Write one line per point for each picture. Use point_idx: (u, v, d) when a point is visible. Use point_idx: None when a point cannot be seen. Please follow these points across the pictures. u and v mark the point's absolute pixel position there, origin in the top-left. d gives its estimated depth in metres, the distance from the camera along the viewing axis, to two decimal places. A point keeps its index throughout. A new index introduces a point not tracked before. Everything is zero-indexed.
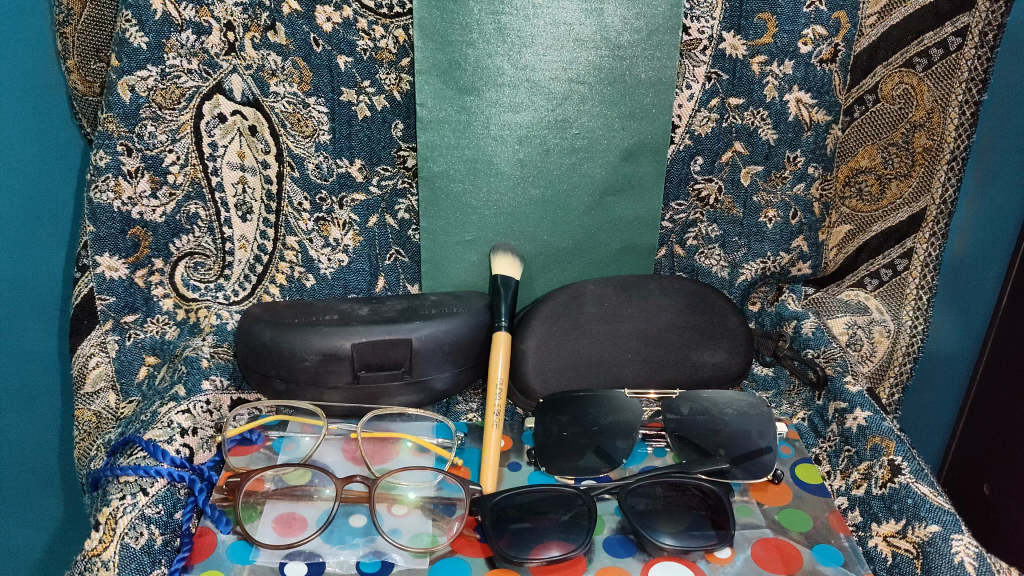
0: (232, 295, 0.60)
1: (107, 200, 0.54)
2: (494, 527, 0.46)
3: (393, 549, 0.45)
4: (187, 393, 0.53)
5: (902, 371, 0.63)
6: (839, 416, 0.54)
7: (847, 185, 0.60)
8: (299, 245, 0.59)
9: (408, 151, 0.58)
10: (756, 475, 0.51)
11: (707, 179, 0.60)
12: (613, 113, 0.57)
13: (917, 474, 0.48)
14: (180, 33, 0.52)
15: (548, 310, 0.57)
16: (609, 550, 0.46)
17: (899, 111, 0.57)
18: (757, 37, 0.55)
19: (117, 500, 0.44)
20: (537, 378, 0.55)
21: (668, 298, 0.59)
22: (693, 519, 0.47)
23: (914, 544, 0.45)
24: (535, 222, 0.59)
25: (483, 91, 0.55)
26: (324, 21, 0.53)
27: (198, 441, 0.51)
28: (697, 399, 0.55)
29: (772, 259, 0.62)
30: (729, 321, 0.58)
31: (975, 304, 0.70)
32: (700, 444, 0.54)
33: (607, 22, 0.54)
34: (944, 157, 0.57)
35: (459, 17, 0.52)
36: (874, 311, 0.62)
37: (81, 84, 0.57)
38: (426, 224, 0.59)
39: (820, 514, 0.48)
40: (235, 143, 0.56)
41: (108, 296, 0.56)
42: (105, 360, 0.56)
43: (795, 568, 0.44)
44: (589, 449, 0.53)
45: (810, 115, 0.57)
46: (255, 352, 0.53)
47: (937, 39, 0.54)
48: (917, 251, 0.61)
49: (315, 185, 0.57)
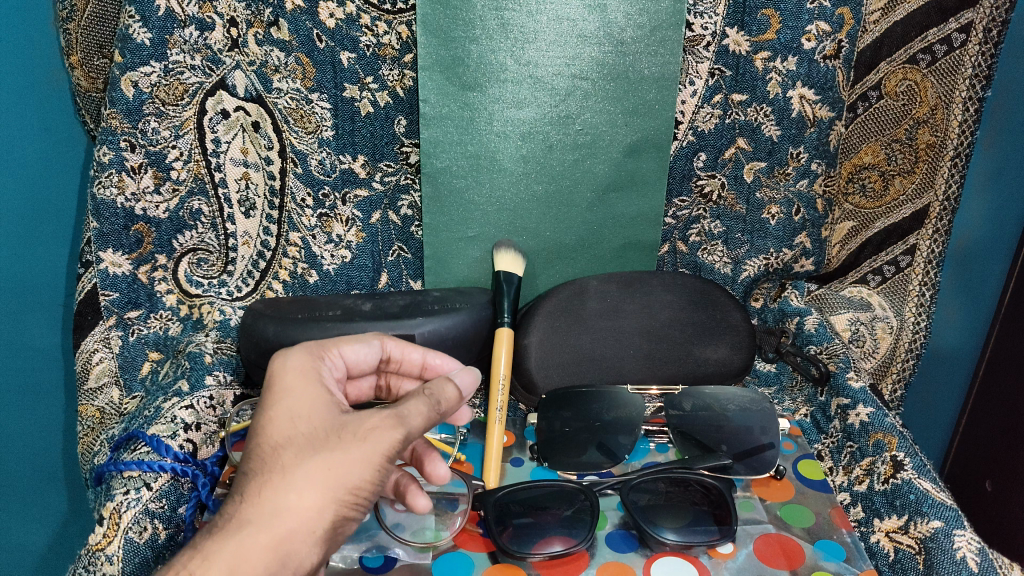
0: (235, 291, 0.60)
1: (111, 195, 0.54)
2: (497, 522, 0.47)
3: (396, 543, 0.46)
4: (190, 388, 0.52)
5: (905, 367, 0.63)
6: (842, 412, 0.54)
7: (850, 182, 0.60)
8: (302, 241, 0.59)
9: (410, 147, 0.58)
10: (758, 471, 0.52)
11: (710, 175, 0.60)
12: (617, 109, 0.56)
13: (920, 470, 0.47)
14: (183, 29, 0.52)
15: (551, 305, 0.57)
16: (611, 545, 0.47)
17: (902, 107, 0.57)
18: (761, 33, 0.55)
19: (121, 495, 0.44)
20: (540, 373, 0.55)
21: (670, 294, 0.58)
22: (695, 515, 0.48)
23: (916, 540, 0.45)
24: (538, 217, 0.59)
25: (486, 86, 0.55)
26: (327, 17, 0.53)
27: (201, 436, 0.50)
28: (699, 395, 0.56)
29: (775, 256, 0.62)
30: (732, 316, 0.58)
31: (980, 300, 0.70)
32: (702, 440, 0.55)
33: (610, 18, 0.54)
34: (948, 153, 0.57)
35: (462, 12, 0.53)
36: (877, 308, 0.62)
37: (84, 80, 0.57)
38: (429, 220, 0.59)
39: (822, 509, 0.49)
40: (238, 139, 0.56)
41: (111, 292, 0.56)
42: (109, 355, 0.56)
43: (798, 564, 0.44)
44: (591, 445, 0.54)
45: (814, 111, 0.57)
46: (262, 349, 0.53)
47: (941, 36, 0.54)
48: (920, 248, 0.60)
49: (318, 181, 0.58)
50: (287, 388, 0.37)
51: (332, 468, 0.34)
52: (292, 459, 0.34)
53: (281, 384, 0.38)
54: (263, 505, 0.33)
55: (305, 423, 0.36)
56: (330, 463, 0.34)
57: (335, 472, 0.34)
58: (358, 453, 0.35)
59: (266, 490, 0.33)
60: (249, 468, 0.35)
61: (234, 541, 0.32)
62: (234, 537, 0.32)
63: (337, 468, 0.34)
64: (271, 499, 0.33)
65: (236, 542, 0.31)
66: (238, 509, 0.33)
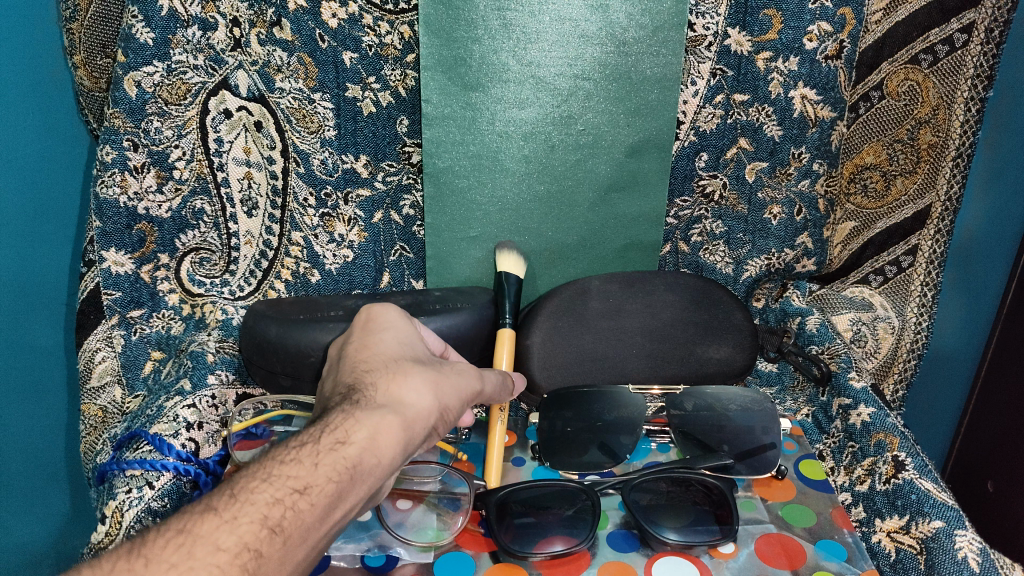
0: (237, 290, 0.60)
1: (113, 195, 0.54)
2: (499, 522, 0.47)
3: (397, 543, 0.46)
4: (193, 387, 0.52)
5: (906, 367, 0.63)
6: (842, 412, 0.55)
7: (853, 182, 0.60)
8: (304, 241, 0.60)
9: (413, 147, 0.58)
10: (761, 471, 0.52)
11: (712, 175, 0.60)
12: (619, 109, 0.56)
13: (921, 470, 0.48)
14: (186, 29, 0.52)
15: (552, 304, 0.57)
16: (612, 544, 0.47)
17: (904, 107, 0.57)
18: (763, 32, 0.55)
19: (123, 493, 0.44)
20: (542, 373, 0.55)
21: (673, 294, 0.58)
22: (697, 515, 0.48)
23: (917, 540, 0.45)
24: (540, 218, 0.59)
25: (489, 86, 0.55)
26: (330, 17, 0.53)
27: (203, 435, 0.50)
28: (701, 395, 0.56)
29: (777, 256, 0.62)
30: (734, 316, 0.58)
31: (981, 300, 0.69)
32: (704, 440, 0.55)
33: (613, 19, 0.54)
34: (950, 153, 0.57)
35: (465, 13, 0.53)
36: (878, 308, 0.62)
37: (87, 80, 0.57)
38: (430, 220, 0.59)
39: (823, 510, 0.49)
40: (241, 138, 0.56)
41: (114, 291, 0.56)
42: (111, 355, 0.57)
43: (800, 563, 0.45)
44: (593, 444, 0.55)
45: (816, 112, 0.57)
46: (291, 359, 0.52)
47: (943, 35, 0.54)
48: (922, 248, 0.60)
49: (320, 180, 0.58)
50: (398, 329, 0.42)
51: (441, 382, 0.39)
52: (410, 368, 0.38)
53: (382, 319, 0.43)
54: (391, 395, 0.37)
55: (411, 350, 0.41)
56: (440, 380, 0.39)
57: (442, 387, 0.39)
58: (460, 384, 0.40)
59: (393, 385, 0.37)
60: (368, 366, 0.39)
61: (374, 415, 0.35)
62: (375, 412, 0.35)
63: (443, 386, 0.39)
64: (396, 391, 0.37)
65: (378, 417, 0.35)
66: (369, 393, 0.36)
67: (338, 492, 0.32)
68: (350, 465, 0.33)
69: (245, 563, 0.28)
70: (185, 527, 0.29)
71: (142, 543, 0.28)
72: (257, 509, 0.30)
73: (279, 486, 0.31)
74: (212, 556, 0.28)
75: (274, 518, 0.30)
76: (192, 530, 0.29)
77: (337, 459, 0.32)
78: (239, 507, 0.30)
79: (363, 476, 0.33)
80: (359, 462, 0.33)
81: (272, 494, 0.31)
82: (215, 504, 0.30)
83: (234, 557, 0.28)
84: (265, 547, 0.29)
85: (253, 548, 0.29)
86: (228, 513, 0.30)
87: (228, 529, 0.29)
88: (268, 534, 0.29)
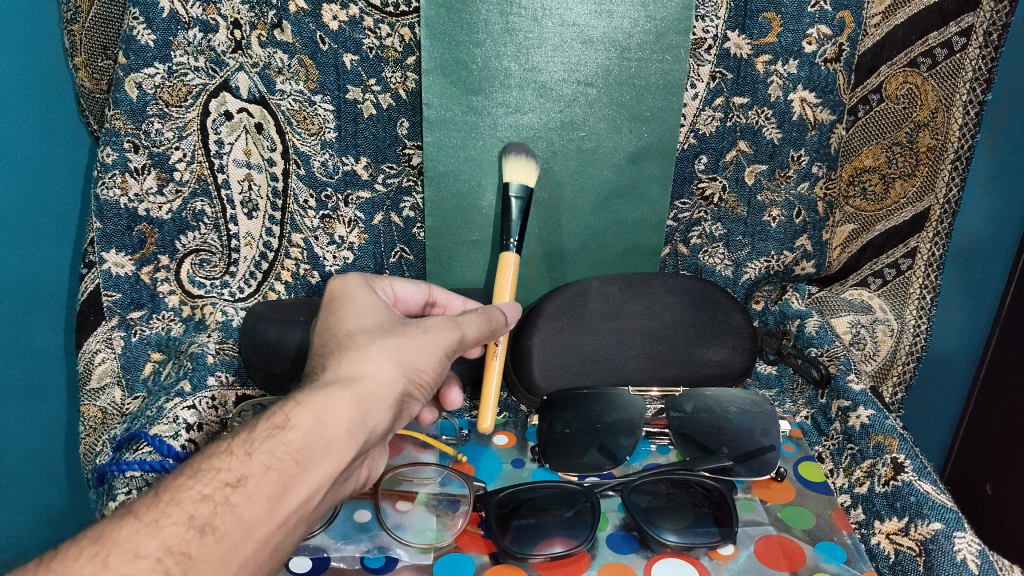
0: (237, 292, 0.60)
1: (114, 196, 0.54)
2: (499, 523, 0.47)
3: (396, 544, 0.46)
4: (192, 388, 0.53)
5: (904, 371, 0.64)
6: (842, 414, 0.55)
7: (852, 184, 0.61)
8: (304, 242, 0.60)
9: (412, 150, 0.59)
10: (761, 473, 0.52)
11: (710, 178, 0.61)
12: (620, 114, 0.57)
13: (920, 472, 0.48)
14: (187, 32, 0.52)
15: (552, 306, 0.55)
16: (612, 546, 0.47)
17: (903, 110, 0.57)
18: (762, 36, 0.55)
19: (123, 494, 0.45)
20: (542, 373, 0.55)
21: (673, 296, 0.56)
22: (697, 516, 0.48)
23: (916, 542, 0.45)
24: (540, 221, 0.59)
25: (490, 91, 0.55)
26: (330, 20, 0.53)
27: (203, 436, 0.51)
28: (700, 398, 0.56)
29: (776, 258, 0.63)
30: (734, 318, 0.56)
31: (981, 302, 0.70)
32: (703, 442, 0.56)
33: (615, 23, 0.54)
34: (948, 157, 0.57)
35: (467, 16, 0.53)
36: (877, 310, 0.62)
37: (88, 82, 0.57)
38: (430, 223, 0.59)
39: (822, 511, 0.49)
40: (240, 141, 0.56)
41: (114, 292, 0.56)
42: (111, 356, 0.57)
43: (798, 565, 0.45)
44: (593, 446, 0.55)
45: (814, 115, 0.57)
46: (291, 361, 0.52)
47: (942, 39, 0.54)
48: (920, 251, 0.61)
49: (320, 182, 0.58)
50: (358, 298, 0.42)
51: (401, 350, 0.39)
52: (367, 342, 0.38)
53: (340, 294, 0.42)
54: (342, 372, 0.37)
55: (372, 317, 0.41)
56: (401, 345, 0.39)
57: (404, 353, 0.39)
58: (427, 347, 0.40)
59: (345, 362, 0.37)
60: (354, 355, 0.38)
61: (322, 396, 0.35)
62: (323, 391, 0.35)
63: (406, 351, 0.39)
64: (353, 367, 0.37)
65: (325, 395, 0.35)
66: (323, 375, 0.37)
67: (282, 481, 0.33)
68: (291, 449, 0.33)
69: (170, 565, 0.29)
70: (100, 536, 0.30)
71: (64, 556, 0.29)
72: (182, 510, 0.31)
73: (207, 481, 0.32)
74: (129, 565, 0.29)
75: (201, 517, 0.31)
76: (110, 537, 0.30)
77: (275, 445, 0.33)
78: (163, 509, 0.31)
79: (313, 461, 0.34)
80: (303, 446, 0.33)
81: (201, 490, 0.32)
82: (138, 508, 0.31)
83: (156, 562, 0.29)
84: (193, 548, 0.30)
85: (178, 551, 0.30)
86: (149, 516, 0.31)
87: (149, 534, 0.30)
88: (196, 534, 0.30)
